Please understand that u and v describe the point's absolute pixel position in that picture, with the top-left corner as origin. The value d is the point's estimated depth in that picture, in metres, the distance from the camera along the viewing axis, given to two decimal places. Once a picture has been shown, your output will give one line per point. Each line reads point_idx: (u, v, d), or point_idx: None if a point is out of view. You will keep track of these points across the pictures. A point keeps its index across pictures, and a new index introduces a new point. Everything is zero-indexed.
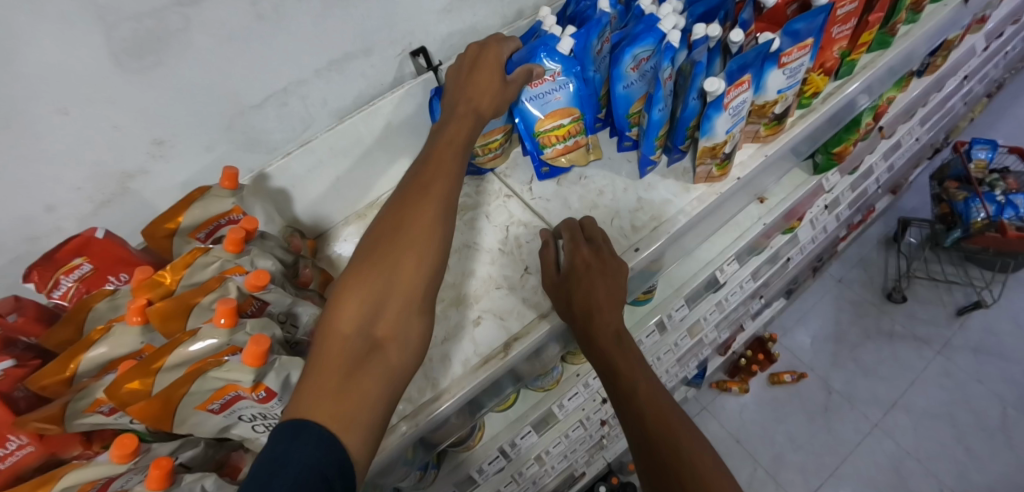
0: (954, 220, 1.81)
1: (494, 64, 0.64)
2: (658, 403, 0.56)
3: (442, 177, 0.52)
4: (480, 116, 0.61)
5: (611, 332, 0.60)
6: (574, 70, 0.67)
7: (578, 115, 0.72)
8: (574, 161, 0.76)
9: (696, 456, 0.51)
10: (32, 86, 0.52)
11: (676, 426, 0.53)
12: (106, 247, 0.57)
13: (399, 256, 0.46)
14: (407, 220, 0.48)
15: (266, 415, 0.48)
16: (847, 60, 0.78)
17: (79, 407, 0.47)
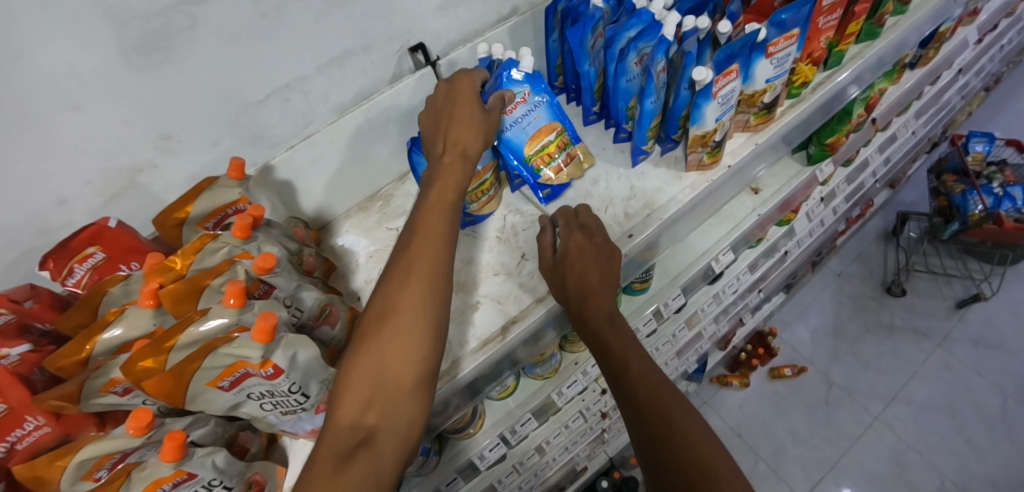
0: (952, 213, 1.83)
1: (468, 95, 0.61)
2: (649, 382, 0.58)
3: (428, 252, 0.51)
4: (467, 154, 0.59)
5: (604, 314, 0.62)
6: (541, 87, 0.68)
7: (560, 128, 0.71)
8: (571, 175, 0.74)
9: (687, 431, 0.52)
10: (46, 82, 0.54)
11: (666, 404, 0.55)
12: (117, 237, 0.60)
13: (387, 347, 0.46)
14: (394, 306, 0.47)
15: (275, 393, 0.50)
16: (836, 50, 0.80)
17: (95, 386, 0.49)
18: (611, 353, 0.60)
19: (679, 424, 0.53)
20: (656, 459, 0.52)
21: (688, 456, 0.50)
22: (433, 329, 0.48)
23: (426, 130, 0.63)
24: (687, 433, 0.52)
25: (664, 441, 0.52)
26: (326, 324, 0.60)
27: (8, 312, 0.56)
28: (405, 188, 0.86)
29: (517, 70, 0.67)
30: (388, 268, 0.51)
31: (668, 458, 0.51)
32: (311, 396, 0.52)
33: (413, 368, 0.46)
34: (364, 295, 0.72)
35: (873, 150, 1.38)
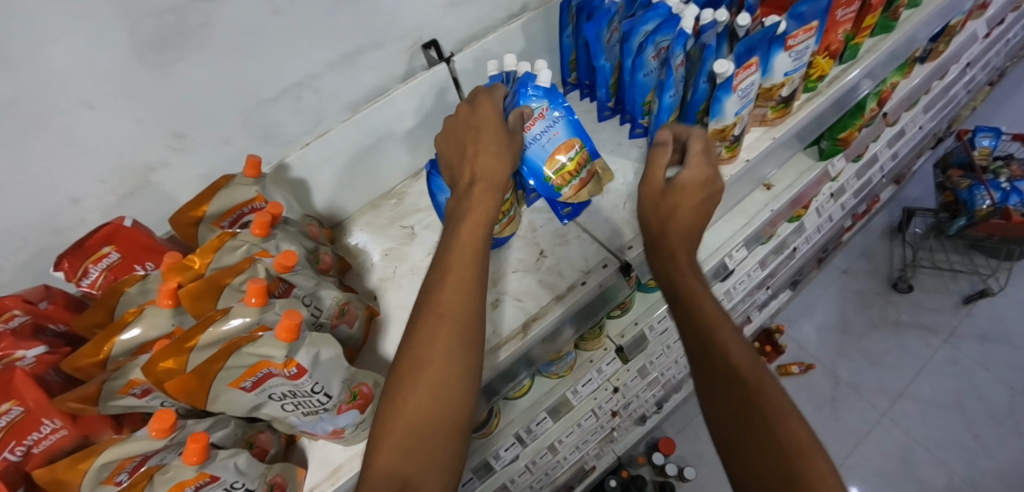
0: (958, 208, 1.82)
1: (491, 119, 0.59)
2: (735, 346, 0.51)
3: (458, 292, 0.50)
4: (494, 179, 0.57)
5: (693, 265, 0.60)
6: (559, 101, 0.65)
7: (580, 144, 0.66)
8: (591, 193, 0.69)
9: (775, 408, 0.45)
10: (59, 80, 0.54)
11: (754, 375, 0.48)
12: (132, 236, 0.59)
13: (423, 395, 0.45)
14: (429, 352, 0.46)
15: (297, 393, 0.49)
16: (851, 43, 0.80)
17: (113, 387, 0.49)
18: (692, 307, 0.56)
19: (767, 398, 0.46)
20: (729, 425, 0.46)
21: (769, 437, 0.43)
22: (466, 377, 0.47)
23: (448, 156, 0.61)
24: (774, 412, 0.45)
25: (742, 413, 0.46)
26: (344, 323, 0.60)
27: (25, 313, 0.56)
28: (419, 185, 0.85)
29: (534, 85, 0.64)
30: (416, 310, 0.50)
31: (745, 434, 0.45)
32: (333, 396, 0.51)
33: (448, 418, 0.45)
34: (380, 295, 0.71)
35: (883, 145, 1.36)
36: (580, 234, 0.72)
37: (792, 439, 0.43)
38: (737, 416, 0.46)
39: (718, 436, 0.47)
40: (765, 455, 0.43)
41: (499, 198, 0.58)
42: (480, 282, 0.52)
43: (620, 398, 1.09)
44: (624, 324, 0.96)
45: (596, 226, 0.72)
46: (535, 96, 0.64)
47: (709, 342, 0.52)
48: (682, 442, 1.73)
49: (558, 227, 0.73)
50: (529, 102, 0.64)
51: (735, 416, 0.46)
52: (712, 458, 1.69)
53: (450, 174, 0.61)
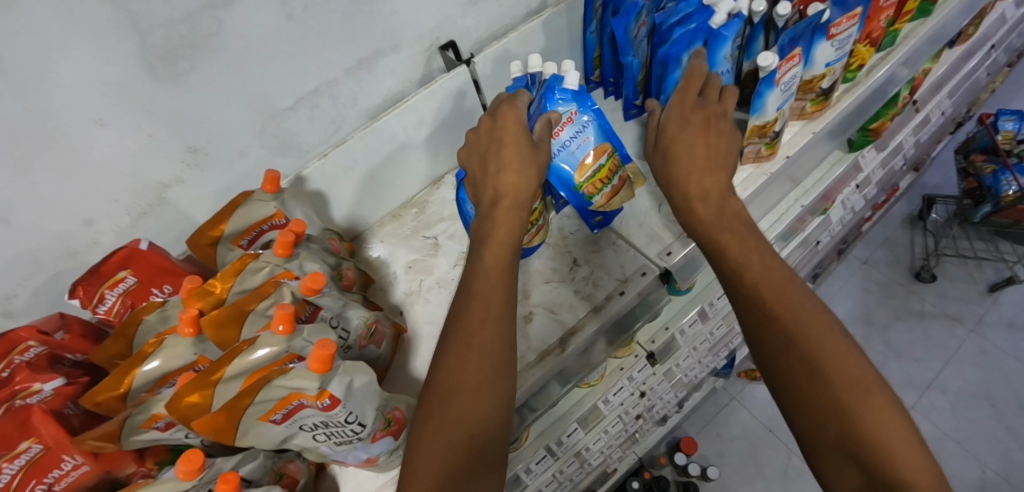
0: (983, 194, 1.73)
1: (516, 133, 0.54)
2: (780, 287, 0.49)
3: (494, 317, 0.47)
4: (523, 187, 0.53)
5: (715, 201, 0.56)
6: (588, 104, 0.60)
7: (610, 149, 0.62)
8: (622, 200, 0.65)
9: (830, 345, 0.44)
10: (67, 99, 0.51)
11: (805, 315, 0.46)
12: (148, 259, 0.57)
13: (453, 432, 0.41)
14: (458, 383, 0.43)
15: (329, 423, 0.46)
16: (892, 29, 0.75)
17: (136, 422, 0.46)
18: (729, 251, 0.53)
19: (829, 341, 0.45)
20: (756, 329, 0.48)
21: (824, 374, 0.43)
22: (502, 408, 0.44)
23: (471, 172, 0.57)
24: (830, 351, 0.44)
25: (801, 357, 0.44)
26: (372, 343, 0.58)
27: (40, 344, 0.54)
28: (440, 193, 0.82)
29: (562, 88, 0.59)
30: (444, 337, 0.47)
31: (793, 379, 0.44)
32: (366, 424, 0.48)
33: (489, 450, 0.42)
34: (406, 310, 0.68)
35: (907, 132, 1.23)
36: (615, 240, 0.69)
37: (851, 374, 0.43)
38: (787, 355, 0.45)
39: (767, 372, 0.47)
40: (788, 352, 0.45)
41: (525, 213, 0.54)
42: (509, 306, 0.49)
43: (646, 402, 1.05)
44: (654, 329, 0.91)
45: (634, 232, 0.68)
46: (562, 99, 0.59)
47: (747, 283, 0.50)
48: (704, 441, 1.68)
49: (590, 232, 0.70)
50: (555, 106, 0.59)
51: (788, 361, 0.45)
52: (735, 457, 1.64)
53: (471, 185, 0.58)
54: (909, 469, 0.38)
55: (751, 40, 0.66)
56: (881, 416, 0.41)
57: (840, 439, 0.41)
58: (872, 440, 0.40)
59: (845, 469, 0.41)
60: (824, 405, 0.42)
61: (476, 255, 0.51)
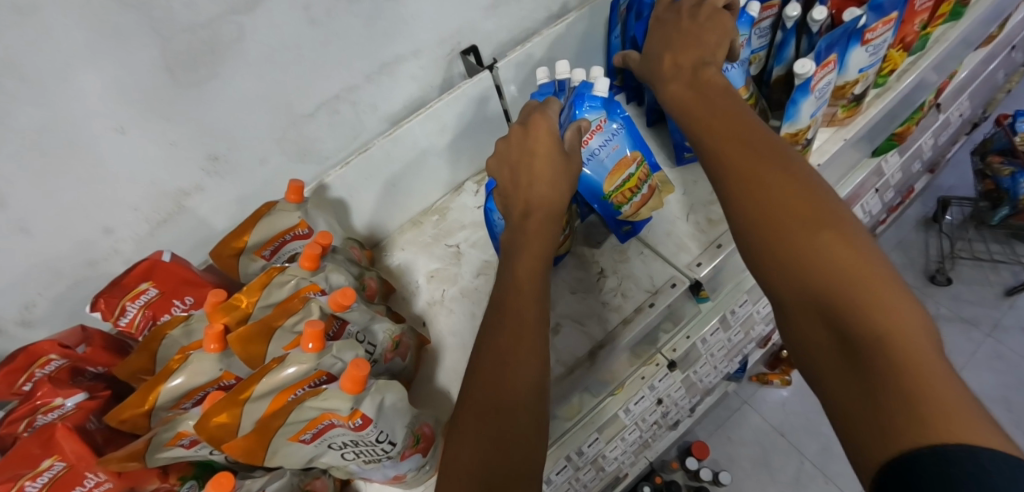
0: (1000, 196, 1.63)
1: (548, 143, 0.53)
2: (753, 146, 0.47)
3: (527, 332, 0.45)
4: (554, 198, 0.53)
5: (688, 75, 0.59)
6: (617, 112, 0.60)
7: (640, 157, 0.61)
8: (651, 210, 0.64)
9: (799, 196, 0.41)
10: (88, 106, 0.50)
11: (779, 174, 0.44)
12: (170, 271, 0.56)
13: (481, 444, 0.40)
14: (493, 401, 0.42)
15: (359, 442, 0.45)
16: (925, 33, 0.74)
17: (162, 438, 0.45)
18: (715, 127, 0.52)
19: (798, 188, 0.42)
20: (732, 197, 0.46)
21: (795, 224, 0.40)
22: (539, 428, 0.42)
23: (500, 182, 0.56)
24: (799, 204, 0.41)
25: (764, 203, 0.42)
26: (398, 356, 0.57)
27: (61, 357, 0.54)
28: (461, 200, 0.81)
29: (591, 96, 0.58)
30: (476, 353, 0.46)
31: (763, 232, 0.41)
32: (397, 443, 0.47)
33: (508, 464, 0.39)
34: (429, 320, 0.67)
35: (929, 135, 1.19)
36: (642, 250, 0.67)
37: (816, 216, 0.40)
38: (761, 215, 0.42)
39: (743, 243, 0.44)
40: (762, 213, 0.42)
41: (556, 224, 0.53)
42: (544, 321, 0.47)
43: (664, 410, 0.96)
44: (676, 339, 0.89)
45: (660, 241, 0.67)
46: (590, 107, 0.58)
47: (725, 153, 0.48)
48: (715, 445, 1.63)
49: (617, 242, 0.68)
50: (584, 114, 0.58)
51: (767, 218, 0.42)
52: (747, 461, 1.59)
53: (498, 194, 0.56)
54: (869, 299, 0.33)
55: (783, 46, 0.66)
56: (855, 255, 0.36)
57: (810, 292, 0.37)
58: (831, 276, 0.36)
59: (817, 328, 0.36)
60: (781, 248, 0.40)
61: (508, 267, 0.50)
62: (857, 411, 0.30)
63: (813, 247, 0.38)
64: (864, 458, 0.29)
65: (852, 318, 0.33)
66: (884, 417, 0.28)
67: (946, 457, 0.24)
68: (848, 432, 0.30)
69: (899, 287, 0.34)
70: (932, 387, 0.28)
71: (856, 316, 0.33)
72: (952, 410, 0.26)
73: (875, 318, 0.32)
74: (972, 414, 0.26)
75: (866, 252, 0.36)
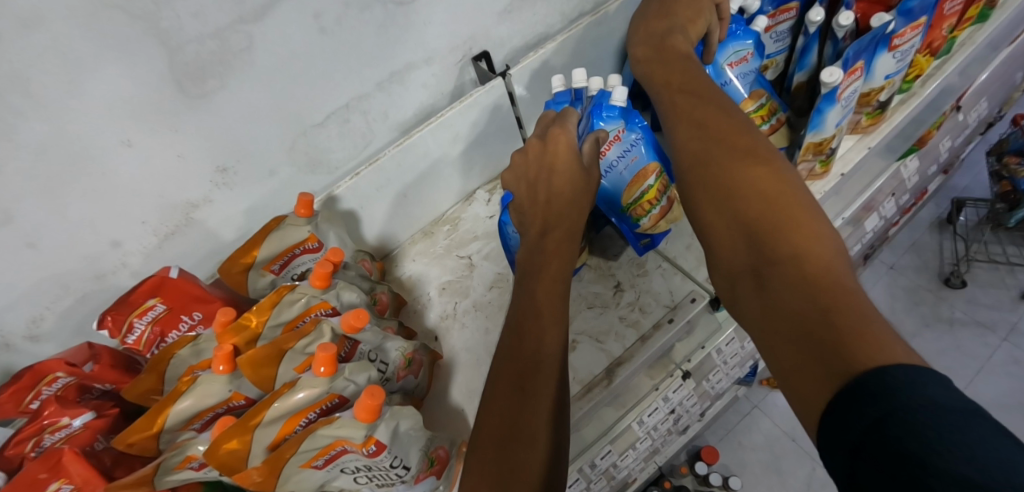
0: (1018, 198, 1.56)
1: (567, 159, 0.52)
2: (705, 105, 0.50)
3: (547, 355, 0.43)
4: (569, 214, 0.52)
5: (655, 40, 0.62)
6: (636, 121, 0.58)
7: (659, 169, 0.59)
8: (671, 221, 0.62)
9: (739, 144, 0.43)
10: (96, 119, 0.48)
11: (723, 126, 0.46)
12: (179, 287, 0.55)
13: (488, 476, 0.37)
14: (509, 427, 0.39)
15: (371, 467, 0.44)
16: (952, 36, 0.71)
17: (170, 464, 0.44)
18: (675, 91, 0.54)
19: (740, 137, 0.44)
20: (680, 147, 0.47)
21: (728, 165, 0.42)
22: (558, 451, 0.39)
23: (517, 196, 0.55)
24: (738, 149, 0.43)
25: (707, 151, 0.44)
26: (410, 374, 0.55)
27: (68, 375, 0.53)
28: (472, 210, 0.79)
29: (608, 106, 0.57)
30: (491, 376, 0.44)
31: (700, 175, 0.43)
32: (411, 467, 0.45)
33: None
34: (442, 335, 0.66)
35: (947, 137, 1.16)
36: (660, 263, 0.66)
37: (752, 158, 0.42)
38: (701, 159, 0.44)
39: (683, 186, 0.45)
40: (703, 157, 0.44)
41: (572, 240, 0.52)
42: (562, 342, 0.45)
43: (676, 416, 0.91)
44: (689, 348, 0.87)
45: (680, 255, 0.66)
46: (608, 117, 0.57)
47: (680, 111, 0.51)
48: (725, 451, 1.61)
49: (634, 255, 0.67)
50: (602, 125, 0.57)
51: (707, 161, 0.43)
52: (759, 467, 1.56)
53: (515, 208, 0.55)
54: (788, 226, 0.35)
55: (805, 51, 0.64)
56: (776, 191, 0.38)
57: (736, 222, 0.38)
58: (760, 209, 0.37)
59: (736, 253, 0.37)
60: (717, 188, 0.41)
61: (526, 285, 0.49)
62: (776, 331, 0.31)
63: (747, 184, 0.39)
64: (788, 373, 0.29)
65: (775, 243, 0.35)
66: (803, 335, 0.29)
67: (874, 372, 0.24)
68: (774, 349, 0.31)
69: (820, 218, 0.36)
70: (843, 304, 0.29)
71: (779, 242, 0.35)
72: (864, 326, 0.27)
73: (791, 245, 0.34)
74: (880, 322, 0.27)
75: (789, 187, 0.38)
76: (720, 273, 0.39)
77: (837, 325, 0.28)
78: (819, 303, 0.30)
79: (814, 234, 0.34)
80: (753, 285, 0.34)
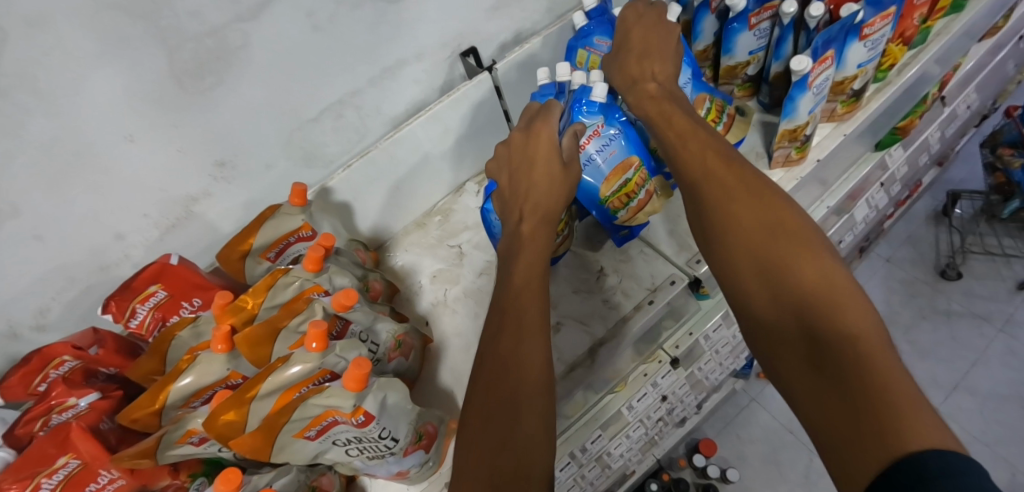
0: (1012, 190, 1.57)
1: (546, 151, 0.55)
2: (727, 161, 0.50)
3: (529, 326, 0.45)
4: (546, 204, 0.54)
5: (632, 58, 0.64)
6: (615, 117, 0.61)
7: (637, 163, 0.62)
8: (649, 214, 0.65)
9: (769, 209, 0.44)
10: (100, 114, 0.51)
11: (752, 189, 0.47)
12: (179, 274, 0.57)
13: (476, 432, 0.40)
14: (499, 387, 0.42)
15: (362, 439, 0.46)
16: (925, 26, 0.73)
17: (172, 437, 0.47)
18: (689, 138, 0.54)
19: (771, 203, 0.45)
20: (707, 208, 0.48)
21: (763, 237, 0.43)
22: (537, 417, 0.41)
23: (500, 186, 0.58)
24: (770, 217, 0.44)
25: (739, 217, 0.45)
26: (401, 356, 0.58)
27: (74, 358, 0.56)
28: (463, 201, 0.82)
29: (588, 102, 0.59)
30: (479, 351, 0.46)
31: (736, 244, 0.44)
32: (400, 439, 0.48)
33: (503, 445, 0.38)
34: (433, 320, 0.68)
35: (934, 128, 1.17)
36: (644, 248, 0.69)
37: (778, 222, 0.43)
38: (732, 226, 0.45)
39: (714, 252, 0.46)
40: (736, 226, 0.45)
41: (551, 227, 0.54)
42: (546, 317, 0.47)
43: (668, 405, 0.94)
44: (677, 335, 0.88)
45: (663, 240, 0.69)
46: (588, 111, 0.59)
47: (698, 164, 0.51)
48: (723, 444, 1.62)
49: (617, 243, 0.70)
50: (581, 118, 0.59)
51: (742, 230, 0.44)
52: (757, 460, 1.57)
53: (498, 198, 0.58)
54: (832, 303, 0.36)
55: (781, 42, 0.66)
56: (815, 265, 0.39)
57: (780, 297, 0.39)
58: (802, 286, 0.39)
59: (784, 328, 0.38)
60: (744, 252, 0.43)
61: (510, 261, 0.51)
62: (826, 409, 0.32)
63: (780, 252, 0.41)
64: (839, 454, 0.30)
65: (824, 322, 0.36)
66: (853, 418, 0.30)
67: (921, 460, 0.25)
68: (824, 426, 0.32)
69: (853, 286, 0.38)
70: (887, 383, 0.30)
71: (826, 320, 0.36)
72: (908, 406, 0.28)
73: (837, 322, 0.35)
74: (922, 402, 0.28)
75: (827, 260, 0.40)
76: (763, 343, 0.40)
77: (884, 408, 0.29)
78: (865, 383, 0.31)
79: (858, 310, 0.35)
80: (805, 363, 0.35)
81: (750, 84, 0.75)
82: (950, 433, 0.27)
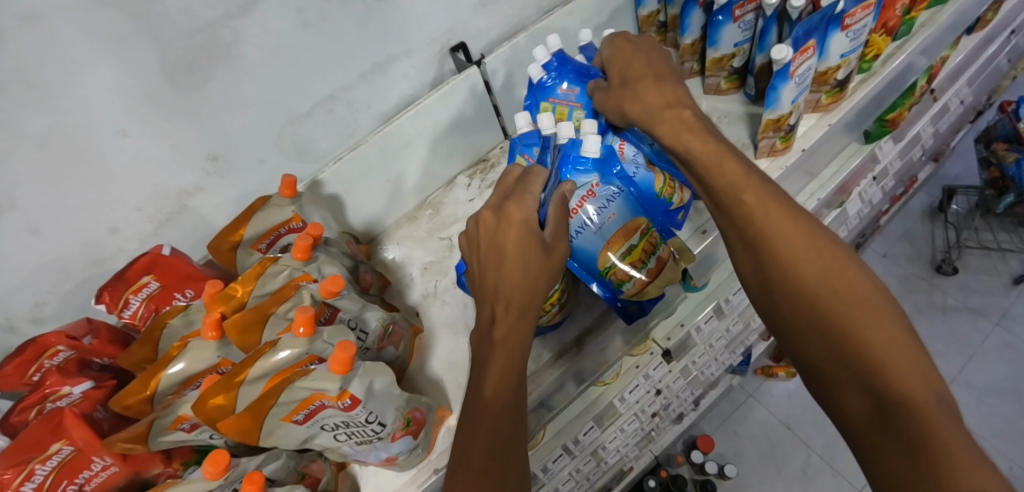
0: (1006, 184, 1.57)
1: (518, 236, 0.50)
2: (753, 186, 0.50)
3: (514, 323, 0.48)
4: (522, 294, 0.50)
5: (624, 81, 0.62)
6: (610, 172, 0.59)
7: (643, 225, 0.59)
8: (661, 285, 0.60)
9: (800, 242, 0.45)
10: (94, 109, 0.52)
11: (785, 218, 0.47)
12: (172, 264, 0.58)
13: (473, 421, 0.44)
14: (492, 383, 0.45)
15: (350, 424, 0.47)
16: (908, 17, 0.74)
17: (163, 423, 0.47)
18: (711, 160, 0.52)
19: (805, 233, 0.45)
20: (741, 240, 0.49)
21: (799, 272, 0.43)
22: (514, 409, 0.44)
23: (475, 270, 0.54)
24: (803, 248, 0.44)
25: (773, 249, 0.45)
26: (390, 344, 0.58)
27: (68, 349, 0.56)
28: (453, 194, 0.83)
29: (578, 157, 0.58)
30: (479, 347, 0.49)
31: (775, 279, 0.45)
32: (387, 424, 0.49)
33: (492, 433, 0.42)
34: (423, 311, 0.69)
35: (926, 121, 1.17)
36: None
37: (812, 255, 0.44)
38: (768, 260, 0.46)
39: (755, 283, 0.48)
40: (770, 259, 0.45)
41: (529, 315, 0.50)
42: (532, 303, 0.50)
43: (662, 399, 0.94)
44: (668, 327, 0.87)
45: None
46: (581, 169, 0.58)
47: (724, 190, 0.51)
48: (721, 440, 1.62)
49: None
50: (575, 177, 0.58)
51: (775, 263, 0.45)
52: (754, 456, 1.57)
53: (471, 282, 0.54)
54: (875, 341, 0.38)
55: (765, 33, 0.67)
56: (852, 300, 0.40)
57: (819, 334, 0.41)
58: (843, 323, 0.40)
59: (825, 362, 0.40)
60: (784, 289, 0.44)
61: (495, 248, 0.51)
62: (879, 446, 0.34)
63: (816, 289, 0.42)
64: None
65: (864, 362, 0.37)
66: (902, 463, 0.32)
67: None
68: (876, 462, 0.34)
69: (893, 319, 0.39)
70: (933, 429, 0.32)
71: (868, 360, 0.37)
72: (953, 452, 0.30)
73: (880, 361, 0.37)
74: (969, 447, 0.30)
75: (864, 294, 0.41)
76: (809, 374, 0.42)
77: (934, 454, 0.31)
78: (913, 426, 0.33)
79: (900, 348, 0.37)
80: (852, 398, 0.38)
81: (736, 76, 0.76)
82: (997, 476, 0.29)
